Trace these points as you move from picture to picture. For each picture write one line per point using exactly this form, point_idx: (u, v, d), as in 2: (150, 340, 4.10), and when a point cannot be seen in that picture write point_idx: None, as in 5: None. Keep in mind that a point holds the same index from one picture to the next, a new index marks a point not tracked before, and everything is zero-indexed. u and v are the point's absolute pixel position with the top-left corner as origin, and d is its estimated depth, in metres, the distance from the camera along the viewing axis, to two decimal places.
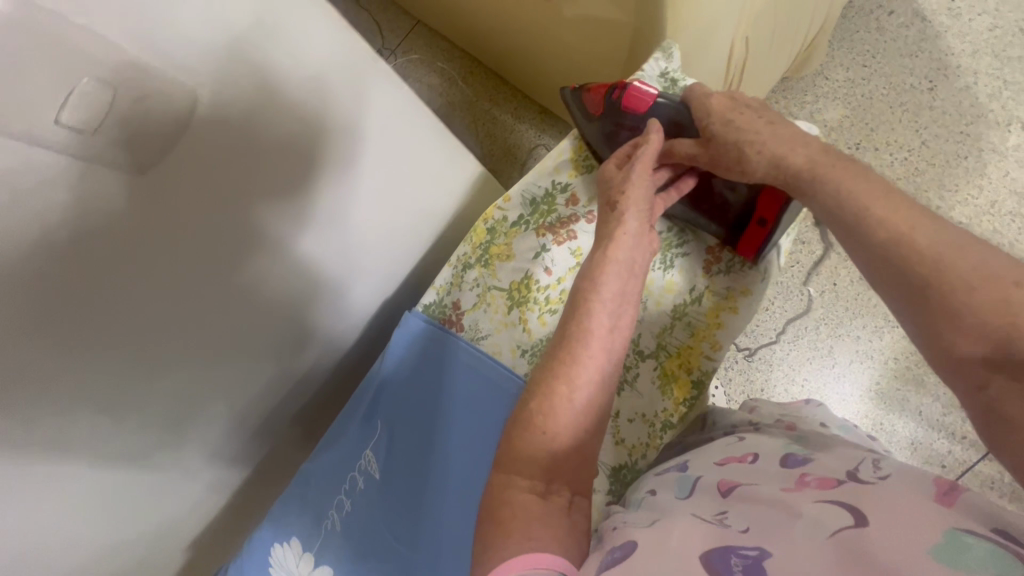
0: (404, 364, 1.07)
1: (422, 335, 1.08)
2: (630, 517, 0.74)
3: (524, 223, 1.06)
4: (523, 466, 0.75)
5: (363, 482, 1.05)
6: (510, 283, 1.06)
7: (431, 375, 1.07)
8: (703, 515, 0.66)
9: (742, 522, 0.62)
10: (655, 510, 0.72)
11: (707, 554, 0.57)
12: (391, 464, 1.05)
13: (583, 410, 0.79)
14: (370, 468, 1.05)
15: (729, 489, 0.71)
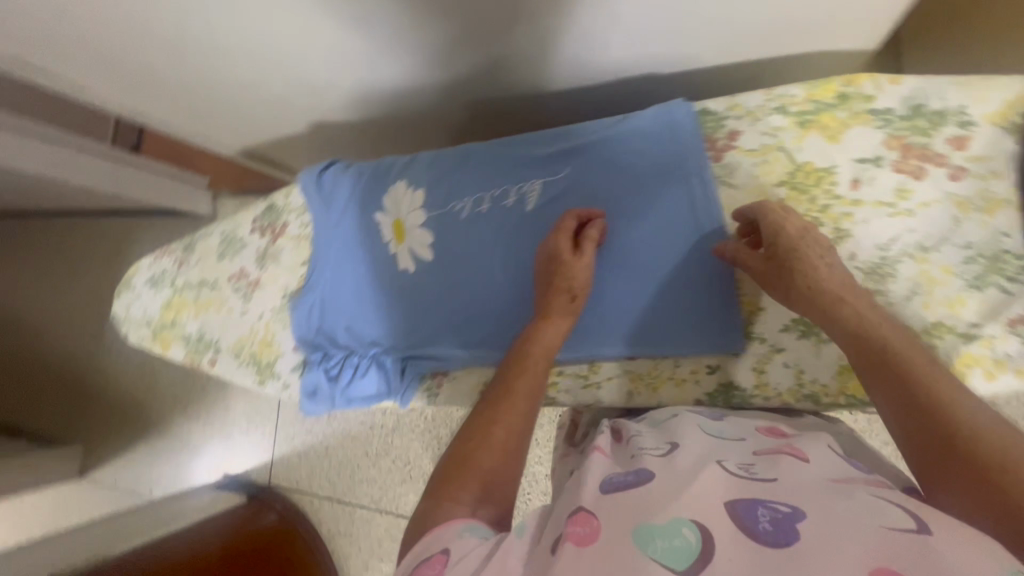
0: (648, 131, 0.67)
1: (676, 127, 0.66)
2: (646, 437, 0.59)
3: (883, 116, 0.60)
4: (484, 454, 0.51)
5: (486, 196, 0.72)
6: (763, 143, 0.64)
7: (654, 170, 0.66)
8: (742, 466, 0.49)
9: (779, 474, 0.46)
10: (678, 435, 0.56)
11: (732, 504, 0.42)
12: (526, 202, 0.70)
13: (507, 477, 0.50)
14: (503, 202, 0.71)
15: (777, 444, 0.54)
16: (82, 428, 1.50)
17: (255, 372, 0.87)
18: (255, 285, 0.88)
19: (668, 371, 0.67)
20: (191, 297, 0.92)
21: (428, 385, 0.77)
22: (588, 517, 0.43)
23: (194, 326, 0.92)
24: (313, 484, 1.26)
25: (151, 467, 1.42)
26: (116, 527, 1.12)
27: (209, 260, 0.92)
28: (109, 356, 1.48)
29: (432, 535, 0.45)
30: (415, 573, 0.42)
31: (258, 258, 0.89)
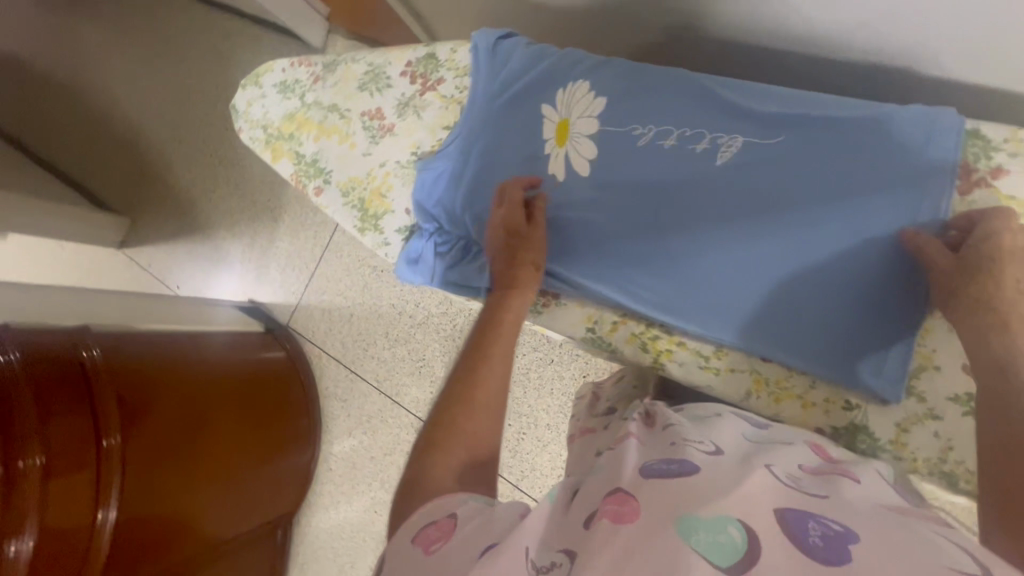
0: (893, 120, 0.55)
1: (933, 124, 0.54)
2: (690, 427, 0.53)
3: None
4: (466, 423, 0.49)
5: (686, 127, 0.62)
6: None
7: (890, 167, 0.54)
8: (787, 478, 0.43)
9: (830, 494, 0.41)
10: (728, 439, 0.51)
11: (783, 513, 0.37)
12: (729, 146, 0.60)
13: (481, 437, 0.49)
14: (693, 142, 0.61)
15: (830, 466, 0.48)
16: (131, 202, 1.52)
17: (359, 221, 0.80)
18: (389, 132, 0.79)
19: (799, 390, 0.62)
20: (316, 119, 0.82)
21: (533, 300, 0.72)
22: (622, 497, 0.40)
23: (311, 149, 0.82)
24: (327, 342, 1.29)
25: (183, 265, 1.45)
26: (143, 304, 1.16)
27: (347, 88, 0.81)
28: (178, 145, 1.48)
29: (428, 502, 0.44)
30: (419, 536, 0.42)
31: (399, 105, 0.79)
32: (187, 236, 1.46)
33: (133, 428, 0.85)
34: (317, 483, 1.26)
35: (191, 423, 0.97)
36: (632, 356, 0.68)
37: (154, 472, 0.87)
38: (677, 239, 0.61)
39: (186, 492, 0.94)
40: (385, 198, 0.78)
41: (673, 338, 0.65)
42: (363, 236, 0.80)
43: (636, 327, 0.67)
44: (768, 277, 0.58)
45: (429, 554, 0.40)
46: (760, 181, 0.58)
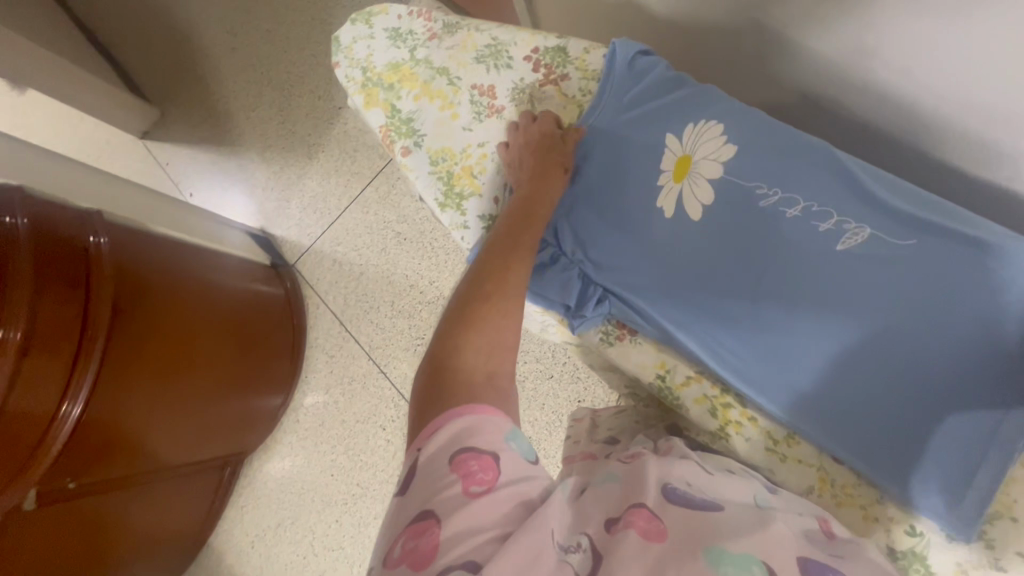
0: None
1: None
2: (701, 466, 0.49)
3: None
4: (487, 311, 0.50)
5: (815, 201, 0.52)
6: None
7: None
8: (803, 533, 0.42)
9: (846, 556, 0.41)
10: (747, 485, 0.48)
11: (803, 562, 0.37)
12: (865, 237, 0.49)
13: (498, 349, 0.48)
14: (820, 220, 0.51)
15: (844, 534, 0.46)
16: (165, 95, 1.46)
17: (440, 197, 0.70)
18: (498, 114, 0.69)
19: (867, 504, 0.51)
20: (423, 77, 0.72)
21: (605, 328, 0.63)
22: (645, 514, 0.39)
23: (409, 106, 0.72)
24: (329, 293, 1.26)
25: (202, 174, 1.40)
26: (160, 203, 1.11)
27: (464, 55, 0.71)
28: (230, 53, 1.43)
29: (461, 412, 0.42)
30: (457, 463, 0.39)
31: (515, 90, 0.69)
32: (215, 146, 1.40)
33: (121, 329, 0.81)
34: (280, 429, 1.23)
35: (178, 337, 0.93)
36: (695, 418, 0.59)
37: (129, 377, 0.83)
38: (770, 318, 0.51)
39: (154, 407, 0.89)
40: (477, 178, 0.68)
41: (749, 411, 0.56)
42: (440, 214, 0.70)
43: (709, 388, 0.58)
44: (870, 400, 0.47)
45: (469, 495, 0.38)
46: (891, 287, 0.47)
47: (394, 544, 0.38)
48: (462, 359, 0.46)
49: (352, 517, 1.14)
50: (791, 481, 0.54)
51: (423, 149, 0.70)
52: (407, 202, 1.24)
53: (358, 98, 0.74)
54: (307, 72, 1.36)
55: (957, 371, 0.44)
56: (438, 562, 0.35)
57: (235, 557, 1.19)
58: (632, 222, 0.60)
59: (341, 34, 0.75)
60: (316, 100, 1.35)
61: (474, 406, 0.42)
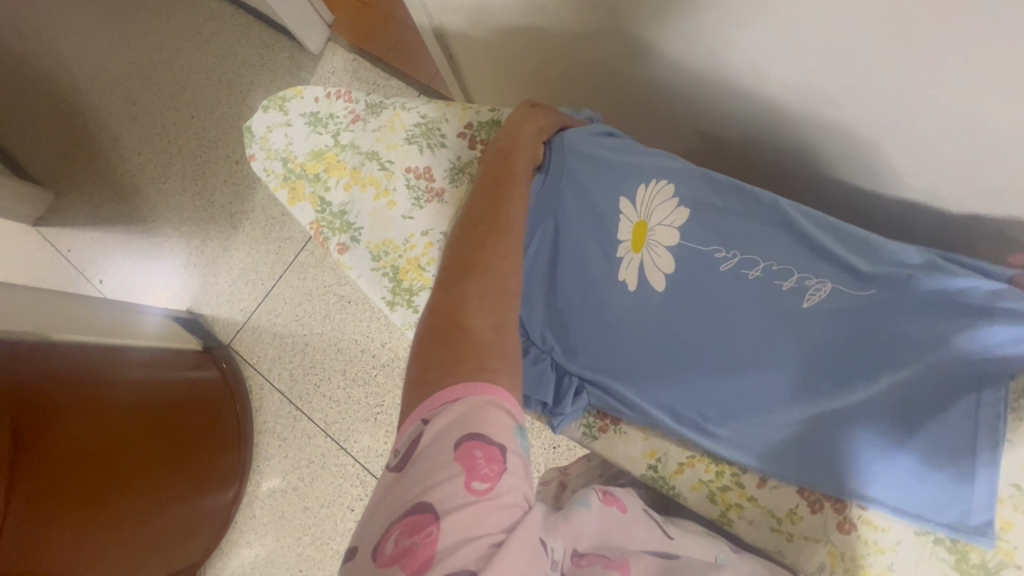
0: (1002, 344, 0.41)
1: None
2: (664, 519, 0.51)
3: None
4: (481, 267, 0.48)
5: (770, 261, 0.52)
6: None
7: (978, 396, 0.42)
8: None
9: None
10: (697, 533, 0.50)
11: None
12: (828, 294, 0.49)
13: (496, 306, 0.46)
14: (781, 279, 0.51)
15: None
16: (60, 175, 1.32)
17: (387, 295, 0.65)
18: (437, 198, 0.65)
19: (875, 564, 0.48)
20: (351, 163, 0.67)
21: (588, 421, 0.61)
22: (615, 552, 0.41)
23: (339, 197, 0.67)
24: (272, 370, 1.17)
25: (112, 258, 1.27)
26: (55, 300, 0.98)
27: (392, 136, 0.67)
28: (131, 124, 1.32)
29: (477, 390, 0.38)
30: (463, 452, 0.35)
31: (452, 168, 0.65)
32: (124, 225, 1.28)
33: (29, 461, 0.70)
34: (236, 529, 1.12)
35: (96, 456, 0.82)
36: (694, 504, 0.56)
37: (45, 514, 0.71)
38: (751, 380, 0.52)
39: (82, 543, 0.77)
40: (426, 271, 0.64)
41: (745, 491, 0.54)
42: (390, 312, 0.65)
43: (704, 471, 0.56)
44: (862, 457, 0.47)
45: (471, 492, 0.34)
46: (847, 341, 0.48)
47: (387, 537, 0.34)
48: (465, 321, 0.44)
49: None
50: (802, 557, 0.52)
51: (361, 244, 0.66)
52: None
53: (282, 194, 0.69)
54: (221, 137, 1.28)
55: (924, 424, 0.44)
56: (434, 570, 0.32)
57: None
58: (597, 297, 0.59)
59: (253, 124, 0.70)
60: (234, 166, 1.26)
61: (487, 382, 0.39)
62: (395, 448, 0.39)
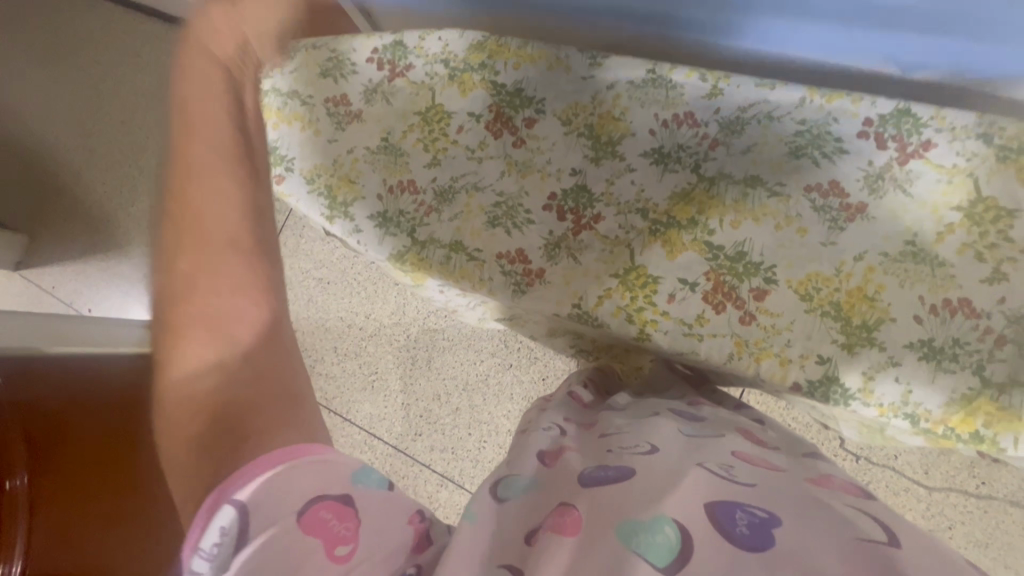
0: None
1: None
2: (615, 437, 0.52)
3: None
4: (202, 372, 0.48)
5: None
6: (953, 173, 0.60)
7: None
8: (709, 463, 0.44)
9: (758, 482, 0.42)
10: (656, 432, 0.51)
11: (712, 507, 0.37)
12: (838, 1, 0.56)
13: (242, 382, 0.47)
14: None
15: (757, 451, 0.51)
16: (30, 217, 1.35)
17: (326, 209, 0.70)
18: (357, 119, 0.73)
19: (777, 349, 0.61)
20: (274, 105, 0.72)
21: (516, 279, 0.68)
22: (564, 512, 0.38)
23: (268, 136, 0.72)
24: None
25: (97, 287, 1.31)
26: (49, 326, 1.03)
27: (308, 74, 0.72)
28: (89, 155, 1.35)
29: (273, 464, 0.39)
30: (306, 520, 0.36)
31: (367, 91, 0.73)
32: (102, 253, 1.32)
33: (42, 459, 0.77)
34: None
35: (109, 456, 0.84)
36: (616, 329, 0.65)
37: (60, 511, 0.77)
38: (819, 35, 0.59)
39: (106, 534, 0.81)
40: (355, 183, 0.70)
41: (658, 307, 0.64)
42: (330, 225, 0.70)
43: (620, 300, 0.65)
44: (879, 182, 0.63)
45: (337, 559, 0.35)
46: None
47: None
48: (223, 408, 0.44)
49: None
50: (714, 354, 0.63)
51: (296, 170, 0.70)
52: None
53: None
54: None
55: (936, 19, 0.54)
56: None
57: None
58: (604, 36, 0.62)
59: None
60: None
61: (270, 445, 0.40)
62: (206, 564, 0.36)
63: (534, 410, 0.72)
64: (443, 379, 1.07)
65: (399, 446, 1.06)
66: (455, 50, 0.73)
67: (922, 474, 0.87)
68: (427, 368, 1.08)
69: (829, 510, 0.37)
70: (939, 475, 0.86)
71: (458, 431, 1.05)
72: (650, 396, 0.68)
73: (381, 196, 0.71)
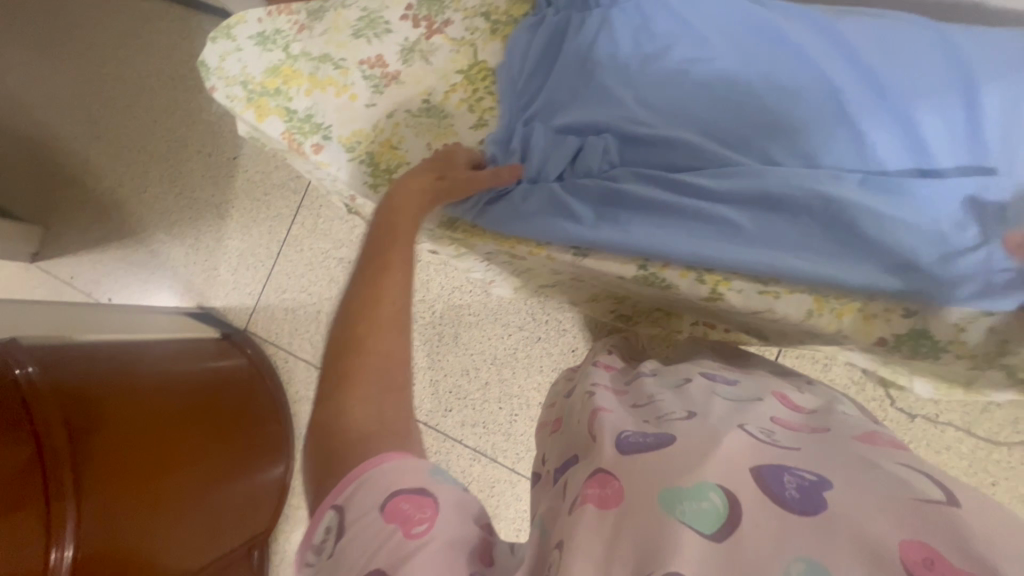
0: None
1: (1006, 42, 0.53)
2: (668, 403, 0.50)
3: None
4: (353, 387, 0.45)
5: None
6: None
7: None
8: (749, 427, 0.42)
9: (803, 446, 0.39)
10: (691, 399, 0.48)
11: (760, 471, 0.35)
12: (841, 26, 0.57)
13: (370, 402, 0.44)
14: None
15: (797, 412, 0.49)
16: (43, 208, 1.34)
17: (368, 178, 0.69)
18: (395, 81, 0.69)
19: (860, 302, 0.57)
20: (307, 70, 0.70)
21: None
22: (609, 477, 0.38)
23: (303, 103, 0.69)
24: (294, 344, 1.22)
25: (114, 276, 1.30)
26: (74, 316, 1.03)
27: (339, 36, 0.70)
28: (97, 141, 1.32)
29: (370, 467, 0.40)
30: (389, 510, 0.37)
31: (403, 50, 0.70)
32: (118, 241, 1.30)
33: (87, 443, 0.76)
34: (294, 496, 1.20)
35: (149, 440, 0.86)
36: (686, 290, 0.60)
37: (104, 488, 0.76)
38: (833, 73, 0.56)
39: (151, 518, 0.83)
40: (399, 147, 0.68)
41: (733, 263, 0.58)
42: (374, 194, 0.69)
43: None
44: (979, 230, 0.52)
45: (412, 538, 0.36)
46: None
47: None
48: (346, 420, 0.43)
49: None
50: (791, 309, 0.58)
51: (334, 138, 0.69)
52: (338, 226, 1.20)
53: (248, 114, 0.70)
54: (187, 133, 1.28)
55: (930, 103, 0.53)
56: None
57: None
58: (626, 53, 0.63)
59: (206, 56, 0.71)
60: (206, 158, 1.27)
61: (378, 455, 0.40)
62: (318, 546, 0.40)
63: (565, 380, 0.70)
64: (471, 354, 1.06)
65: (430, 422, 1.06)
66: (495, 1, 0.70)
67: (964, 430, 0.86)
68: (454, 343, 1.07)
69: (880, 469, 0.35)
70: (982, 430, 0.85)
71: (489, 405, 1.04)
72: (676, 361, 0.66)
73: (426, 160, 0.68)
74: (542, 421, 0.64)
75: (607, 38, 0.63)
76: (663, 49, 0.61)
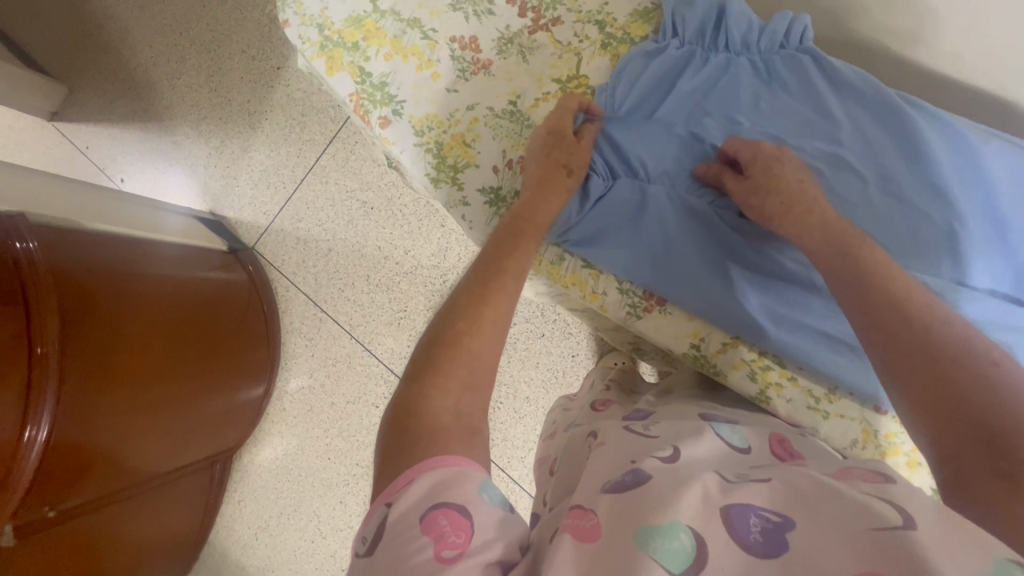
0: None
1: None
2: (663, 428, 0.47)
3: None
4: (438, 377, 0.42)
5: None
6: None
7: None
8: (731, 471, 0.40)
9: (774, 476, 0.39)
10: (680, 432, 0.46)
11: (727, 508, 0.35)
12: (984, 147, 0.57)
13: (458, 407, 0.42)
14: None
15: (784, 454, 0.46)
16: (70, 67, 1.27)
17: (431, 171, 0.65)
18: (484, 70, 0.66)
19: (907, 445, 0.59)
20: (391, 31, 0.65)
21: (634, 301, 0.64)
22: (586, 512, 0.37)
23: (380, 67, 0.65)
24: (297, 274, 1.20)
25: (131, 157, 1.25)
26: (81, 197, 0.99)
27: (435, 2, 0.65)
28: (140, 12, 1.25)
29: (434, 465, 0.37)
30: (428, 522, 0.34)
31: (500, 40, 0.66)
32: (141, 122, 1.25)
33: (73, 338, 0.74)
34: (266, 420, 1.20)
35: (140, 344, 0.86)
36: (735, 381, 0.62)
37: (88, 373, 0.76)
38: (953, 186, 0.56)
39: (126, 417, 0.83)
40: (472, 147, 0.64)
41: (787, 370, 0.61)
42: (435, 190, 0.66)
43: (746, 351, 0.62)
44: None
45: (441, 562, 0.33)
46: None
47: None
48: (425, 404, 0.41)
49: (356, 496, 1.14)
50: (836, 434, 0.60)
51: (404, 116, 0.65)
52: (367, 167, 1.16)
53: (319, 64, 0.65)
54: (234, 28, 1.21)
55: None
56: None
57: (239, 551, 1.17)
58: (739, 103, 0.62)
59: None
60: (250, 61, 1.20)
61: (443, 453, 0.38)
62: (362, 535, 0.37)
63: (561, 410, 0.69)
64: None
65: None
66: (614, 13, 0.66)
67: None
68: None
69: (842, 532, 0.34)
70: None
71: None
72: (670, 398, 0.63)
73: (499, 169, 0.65)
74: (546, 456, 0.59)
75: (731, 86, 0.62)
76: (786, 118, 0.61)
